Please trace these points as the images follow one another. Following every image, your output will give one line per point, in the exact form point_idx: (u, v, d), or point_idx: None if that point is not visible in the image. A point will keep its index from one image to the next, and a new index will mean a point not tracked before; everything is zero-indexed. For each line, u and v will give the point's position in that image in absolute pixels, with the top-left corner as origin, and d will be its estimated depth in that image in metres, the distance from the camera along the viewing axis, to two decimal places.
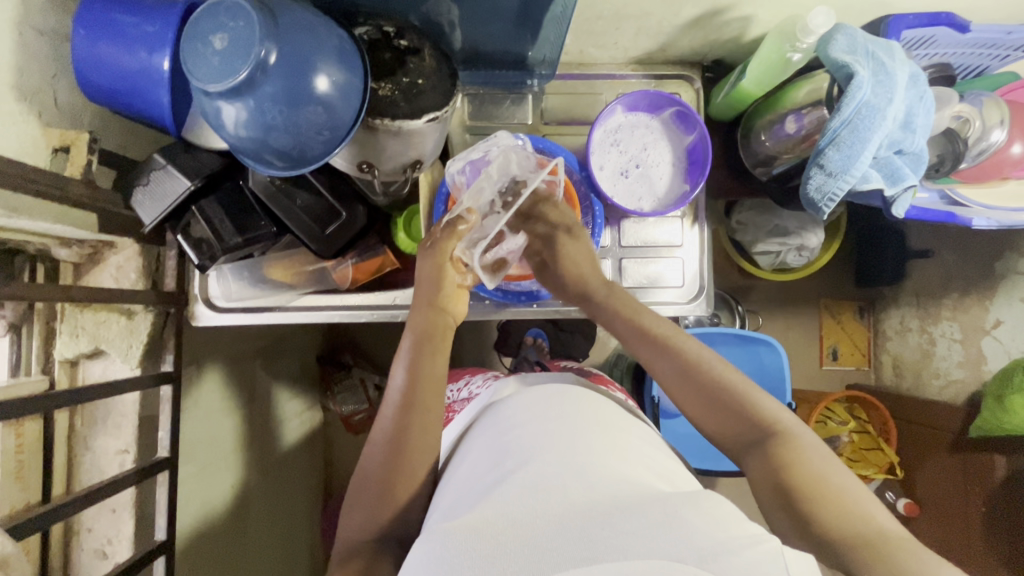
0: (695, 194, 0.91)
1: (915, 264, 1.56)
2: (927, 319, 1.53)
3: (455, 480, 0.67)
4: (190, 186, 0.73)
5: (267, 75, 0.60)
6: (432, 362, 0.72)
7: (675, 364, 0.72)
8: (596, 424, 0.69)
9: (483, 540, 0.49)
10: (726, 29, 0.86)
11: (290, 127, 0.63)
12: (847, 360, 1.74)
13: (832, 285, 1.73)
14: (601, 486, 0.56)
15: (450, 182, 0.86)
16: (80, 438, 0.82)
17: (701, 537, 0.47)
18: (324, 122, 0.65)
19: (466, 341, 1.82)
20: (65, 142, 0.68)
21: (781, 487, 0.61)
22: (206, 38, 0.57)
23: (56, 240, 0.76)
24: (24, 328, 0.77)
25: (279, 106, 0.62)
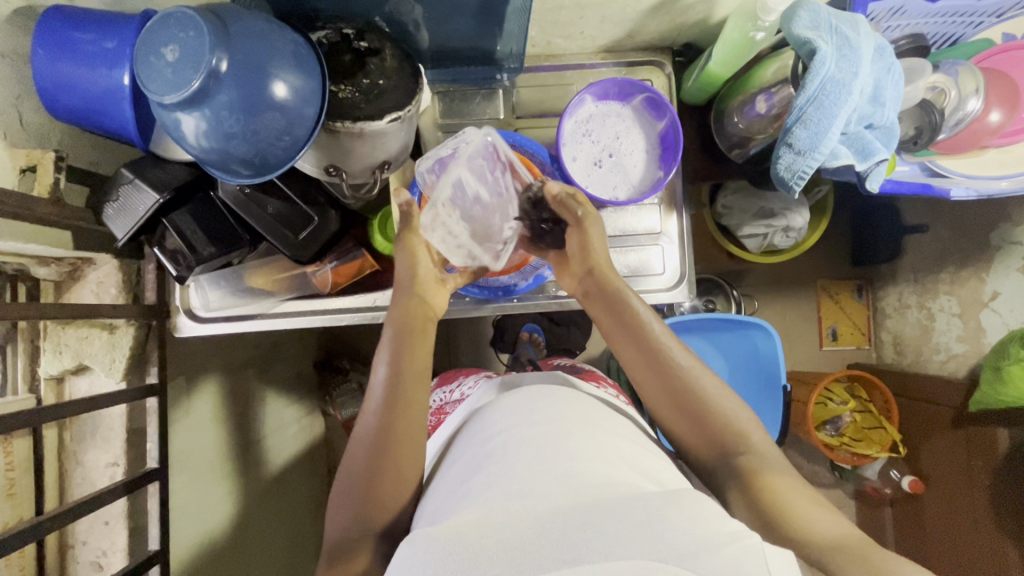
0: (669, 180, 0.90)
1: (911, 239, 1.54)
2: (925, 294, 1.52)
3: (440, 486, 0.67)
4: (158, 200, 0.73)
5: (221, 84, 0.60)
6: (412, 354, 0.73)
7: (650, 361, 0.74)
8: (582, 422, 0.69)
9: (463, 543, 0.49)
10: (691, 12, 0.86)
11: (249, 135, 0.64)
12: (847, 339, 1.73)
13: (829, 265, 1.72)
14: (584, 486, 0.56)
15: (421, 181, 0.85)
16: (71, 453, 0.83)
17: (678, 535, 0.48)
18: (285, 127, 0.65)
19: (464, 340, 1.83)
20: (32, 162, 0.68)
21: (747, 490, 0.64)
22: (159, 50, 0.57)
23: (34, 259, 0.78)
24: (8, 347, 0.80)
25: (236, 115, 0.62)
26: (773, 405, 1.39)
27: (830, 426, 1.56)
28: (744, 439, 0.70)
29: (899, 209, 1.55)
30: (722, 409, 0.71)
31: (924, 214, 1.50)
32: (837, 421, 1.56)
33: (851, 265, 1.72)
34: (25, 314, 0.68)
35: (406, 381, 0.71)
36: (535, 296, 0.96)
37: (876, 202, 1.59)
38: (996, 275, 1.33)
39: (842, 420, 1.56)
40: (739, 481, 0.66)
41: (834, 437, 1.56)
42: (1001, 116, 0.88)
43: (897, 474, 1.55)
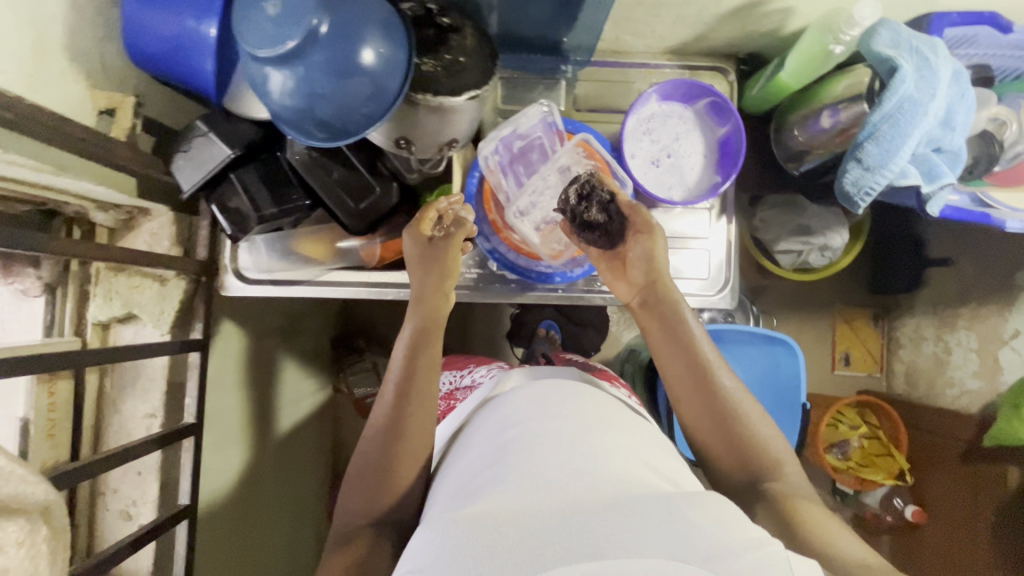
0: (726, 186, 0.91)
1: (933, 273, 1.55)
2: (943, 328, 1.53)
3: (458, 472, 0.66)
4: (230, 155, 0.73)
5: (315, 45, 0.60)
6: (432, 350, 0.75)
7: (692, 382, 0.73)
8: (601, 422, 0.68)
9: (485, 533, 0.49)
10: (766, 21, 0.86)
11: (333, 99, 0.64)
12: (859, 365, 1.74)
13: (847, 290, 1.73)
14: (604, 484, 0.55)
15: (484, 164, 0.84)
16: (110, 400, 0.83)
17: (696, 539, 0.46)
18: (370, 94, 0.65)
19: (478, 329, 1.85)
20: (111, 105, 0.69)
21: (778, 510, 0.66)
22: (260, 4, 0.58)
23: (95, 203, 0.78)
24: (58, 289, 0.81)
25: (325, 77, 0.62)
26: (790, 422, 1.38)
27: (838, 449, 1.58)
28: (773, 464, 0.71)
29: (925, 242, 1.55)
30: (755, 433, 0.72)
31: (949, 249, 1.50)
32: (843, 445, 1.58)
33: (869, 292, 1.73)
34: (89, 253, 0.69)
35: (417, 369, 0.73)
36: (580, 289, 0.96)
37: (904, 232, 1.58)
38: (1018, 313, 1.33)
39: (849, 445, 1.58)
40: (768, 502, 0.67)
41: (843, 461, 1.57)
42: None
43: (899, 501, 1.56)
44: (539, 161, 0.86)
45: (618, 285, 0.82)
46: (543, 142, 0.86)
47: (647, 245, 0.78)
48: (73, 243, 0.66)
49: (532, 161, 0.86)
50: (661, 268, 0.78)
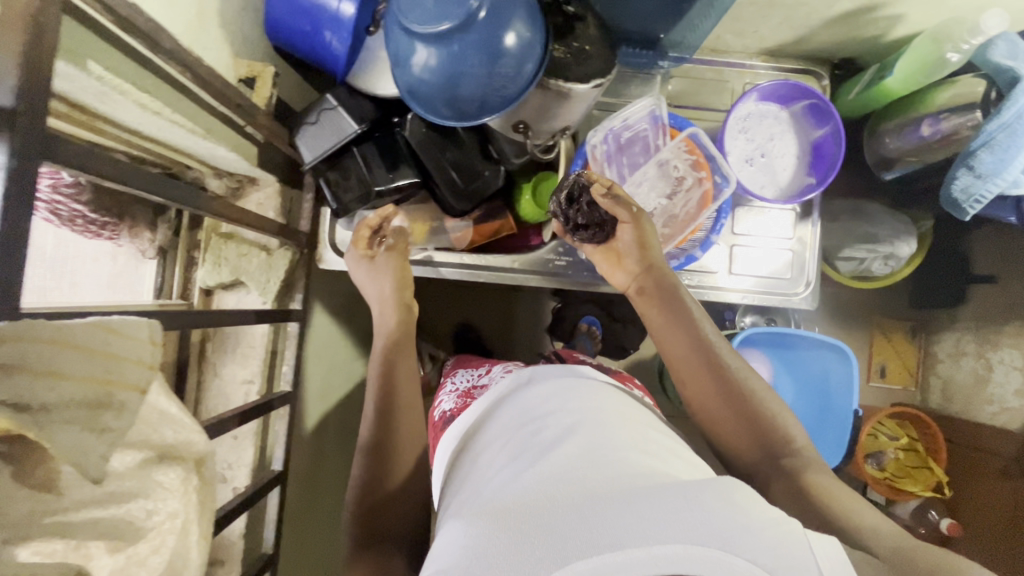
0: (819, 187, 0.92)
1: (977, 290, 1.48)
2: (984, 345, 1.47)
3: (469, 470, 0.61)
4: (358, 130, 0.76)
5: (470, 29, 0.62)
6: (406, 357, 0.75)
7: (701, 359, 0.72)
8: (618, 409, 0.62)
9: (502, 526, 0.43)
10: (871, 27, 0.87)
11: (473, 81, 0.66)
12: (895, 377, 1.69)
13: (888, 303, 1.70)
14: (621, 468, 0.50)
15: (590, 152, 0.85)
16: (211, 364, 0.85)
17: (718, 517, 0.42)
18: (509, 80, 0.67)
19: (517, 323, 1.68)
20: (252, 73, 0.70)
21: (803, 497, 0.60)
22: None
23: (212, 169, 0.80)
24: (169, 252, 0.82)
25: (471, 59, 0.64)
26: (840, 433, 1.32)
27: (873, 459, 1.51)
28: (793, 443, 0.66)
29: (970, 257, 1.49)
30: (771, 409, 0.69)
31: (993, 265, 1.44)
32: (878, 455, 1.52)
33: (910, 305, 1.68)
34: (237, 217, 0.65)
35: (398, 362, 0.74)
36: None
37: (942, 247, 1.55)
38: None
39: (884, 455, 1.51)
40: (787, 481, 0.63)
41: (878, 471, 1.51)
42: None
43: (934, 514, 1.46)
44: (642, 154, 0.89)
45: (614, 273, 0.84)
46: (647, 134, 0.87)
47: (642, 232, 0.81)
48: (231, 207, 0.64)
49: (636, 153, 0.89)
50: (654, 253, 0.80)
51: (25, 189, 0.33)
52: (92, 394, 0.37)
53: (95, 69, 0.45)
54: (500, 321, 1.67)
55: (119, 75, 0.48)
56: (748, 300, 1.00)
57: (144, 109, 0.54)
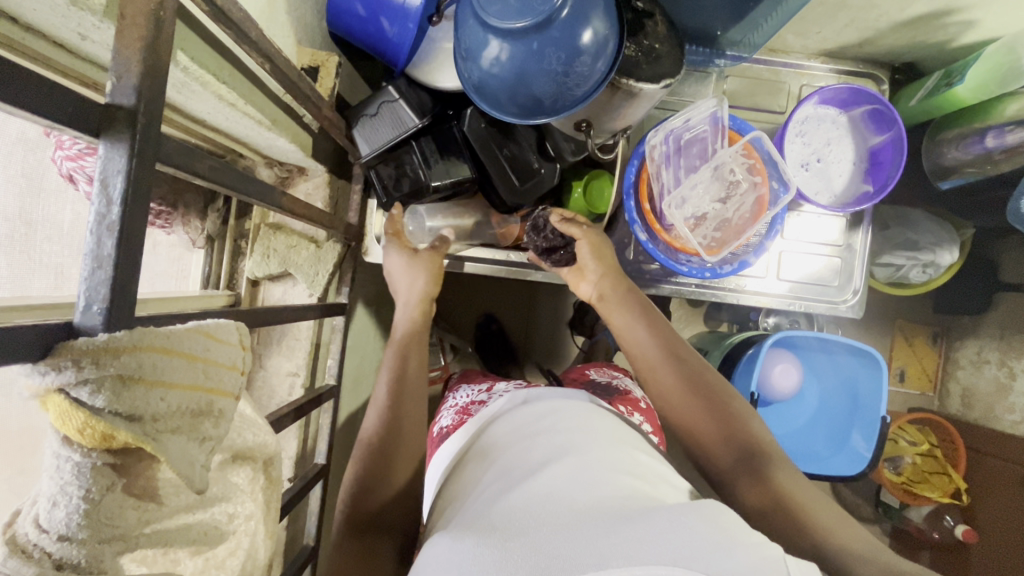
0: (876, 196, 0.90)
1: (1004, 298, 1.43)
2: (1008, 352, 1.42)
3: (458, 494, 0.60)
4: (418, 124, 0.77)
5: (549, 24, 0.60)
6: (416, 361, 0.74)
7: (661, 353, 0.75)
8: (604, 434, 0.62)
9: (488, 542, 0.43)
10: (941, 32, 0.85)
11: (546, 78, 0.63)
12: (913, 382, 1.64)
13: (909, 308, 1.64)
14: (608, 493, 0.50)
15: (648, 151, 0.84)
16: (257, 355, 0.85)
17: (701, 539, 0.42)
18: (581, 79, 0.64)
19: (540, 317, 1.65)
20: (315, 62, 0.68)
21: (769, 495, 0.60)
22: None
23: (263, 158, 0.79)
24: (217, 241, 0.81)
25: (546, 56, 0.62)
26: (868, 436, 1.28)
27: (889, 463, 1.51)
28: (759, 442, 0.66)
29: (998, 265, 1.43)
30: (732, 405, 0.70)
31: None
32: (897, 460, 1.51)
33: (933, 310, 1.62)
34: (303, 213, 0.64)
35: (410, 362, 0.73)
36: (715, 286, 0.96)
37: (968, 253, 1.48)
38: None
39: (902, 460, 1.50)
40: (757, 483, 0.62)
41: (895, 476, 1.50)
42: None
43: (949, 520, 1.46)
44: (700, 157, 0.87)
45: (576, 281, 0.85)
46: (705, 135, 0.86)
47: (597, 249, 0.83)
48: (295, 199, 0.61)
49: (694, 155, 0.87)
50: (608, 260, 0.83)
51: (143, 191, 0.32)
52: (195, 403, 0.36)
53: (182, 60, 0.44)
54: (523, 314, 1.65)
55: (202, 66, 0.47)
56: (793, 307, 0.99)
57: (220, 100, 0.53)
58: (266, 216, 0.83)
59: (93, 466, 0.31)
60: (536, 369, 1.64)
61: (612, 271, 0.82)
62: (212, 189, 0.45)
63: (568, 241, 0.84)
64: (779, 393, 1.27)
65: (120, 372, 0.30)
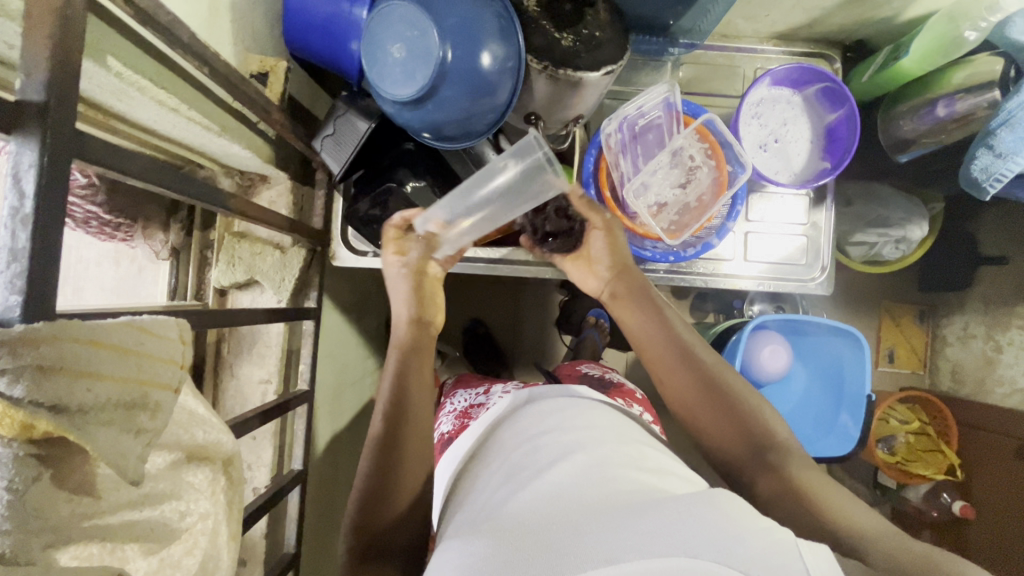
0: (835, 171, 0.91)
1: (985, 272, 1.44)
2: (994, 326, 1.42)
3: (468, 495, 0.60)
4: (371, 126, 0.74)
5: (445, 81, 0.63)
6: (420, 371, 0.71)
7: (675, 352, 0.75)
8: (611, 432, 0.63)
9: (502, 543, 0.44)
10: (885, 8, 0.87)
11: (460, 119, 0.67)
12: (903, 362, 1.64)
13: (894, 288, 1.64)
14: (618, 490, 0.50)
15: (603, 141, 0.84)
16: (227, 365, 0.85)
17: (715, 527, 0.42)
18: (489, 107, 0.68)
19: (528, 317, 1.65)
20: (264, 68, 0.68)
21: (780, 484, 0.61)
22: (385, 47, 0.61)
23: (223, 168, 0.79)
24: (182, 252, 0.82)
25: (453, 106, 0.65)
26: (856, 416, 1.29)
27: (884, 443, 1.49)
28: (771, 436, 0.67)
29: (978, 239, 1.44)
30: (745, 402, 0.71)
31: (1005, 246, 1.39)
32: (890, 440, 1.49)
33: (917, 289, 1.63)
34: (255, 214, 0.65)
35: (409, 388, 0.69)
36: (684, 271, 0.97)
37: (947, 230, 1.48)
38: None
39: (895, 439, 1.49)
40: (772, 474, 0.63)
41: (889, 456, 1.49)
42: None
43: (947, 497, 1.44)
44: (655, 145, 0.88)
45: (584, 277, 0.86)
46: (660, 123, 0.86)
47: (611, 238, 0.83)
48: (248, 203, 0.63)
49: (648, 143, 0.88)
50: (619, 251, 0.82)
51: (57, 186, 0.33)
52: (129, 395, 0.36)
53: (114, 65, 0.45)
54: (508, 315, 1.65)
55: (135, 71, 0.48)
56: (764, 288, 0.99)
57: (161, 106, 0.53)
58: (231, 224, 0.83)
59: (15, 456, 0.31)
60: (525, 370, 1.64)
61: (624, 271, 0.82)
62: (147, 189, 0.45)
63: (574, 221, 0.85)
64: (771, 373, 1.27)
65: (37, 363, 0.31)
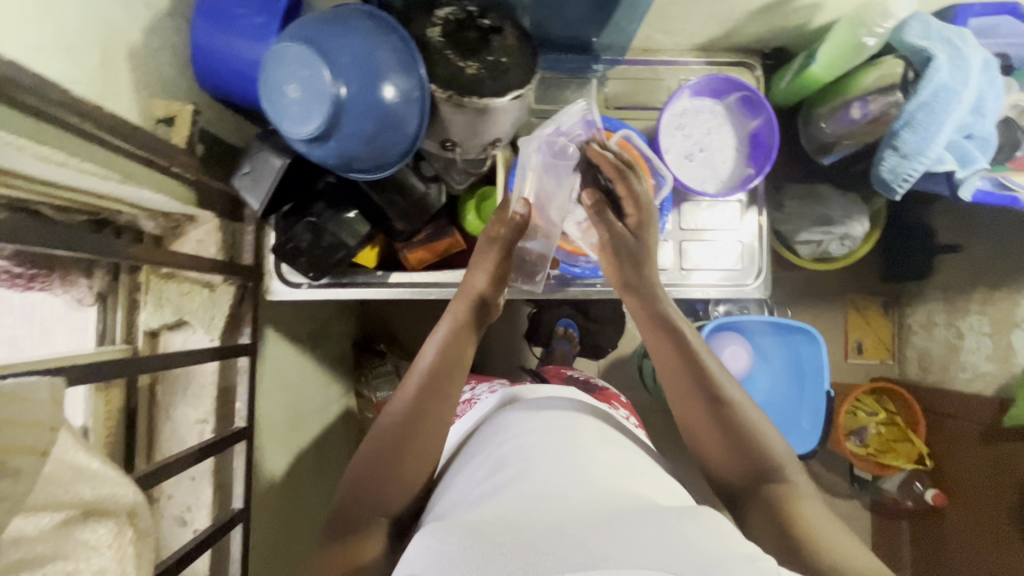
0: (759, 177, 0.93)
1: (942, 260, 1.44)
2: (955, 313, 1.42)
3: (462, 499, 0.62)
4: (284, 162, 0.75)
5: (344, 117, 0.64)
6: (455, 366, 0.73)
7: (692, 375, 0.72)
8: (603, 450, 0.66)
9: (484, 539, 0.46)
10: (795, 16, 0.88)
11: (368, 153, 0.68)
12: (871, 353, 1.65)
13: (857, 280, 1.65)
14: (599, 501, 0.53)
15: (524, 163, 0.86)
16: (162, 407, 0.84)
17: (694, 548, 0.44)
18: (395, 138, 0.69)
19: (496, 331, 1.65)
20: (169, 113, 0.70)
21: (774, 513, 0.64)
22: (281, 88, 0.62)
23: (145, 211, 0.78)
24: (109, 298, 0.81)
25: (357, 140, 0.66)
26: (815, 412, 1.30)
27: (856, 436, 1.49)
28: (778, 467, 0.68)
29: (932, 228, 1.45)
30: (755, 430, 0.70)
31: (958, 234, 1.40)
32: (861, 432, 1.50)
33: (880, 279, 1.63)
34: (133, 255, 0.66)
35: (433, 396, 0.70)
36: None
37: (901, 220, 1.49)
38: None
39: (866, 431, 1.50)
40: (772, 508, 0.65)
41: (861, 448, 1.48)
42: None
43: (919, 485, 1.43)
44: None
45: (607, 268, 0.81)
46: None
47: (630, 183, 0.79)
48: (150, 251, 0.68)
49: None
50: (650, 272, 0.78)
51: None
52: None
53: None
54: None
55: (14, 132, 0.48)
56: (701, 295, 1.01)
57: (50, 162, 0.54)
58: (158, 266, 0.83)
59: None
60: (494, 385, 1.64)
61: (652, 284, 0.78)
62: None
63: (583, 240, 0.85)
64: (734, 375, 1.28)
65: None
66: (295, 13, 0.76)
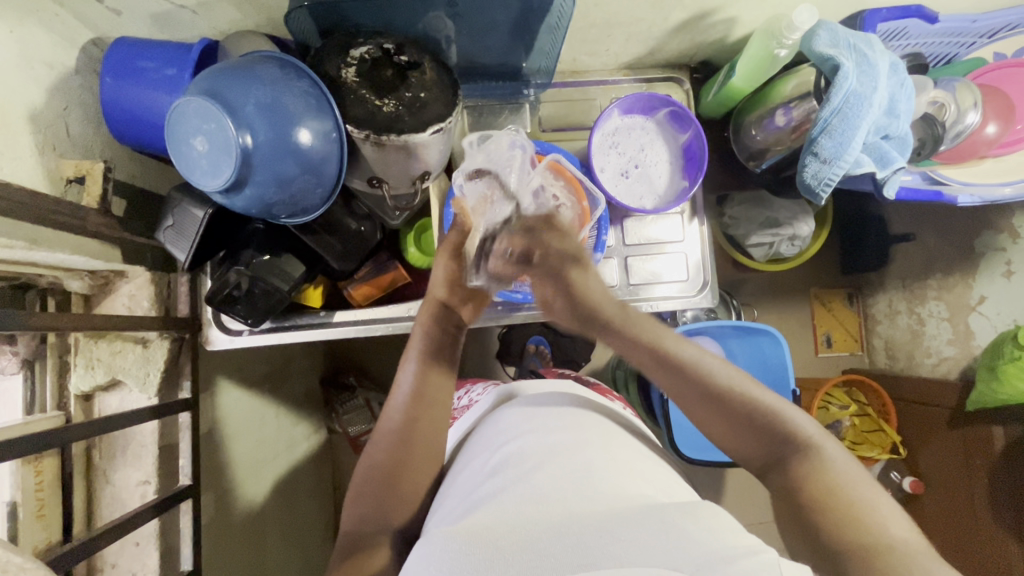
0: (693, 189, 0.94)
1: (897, 249, 1.42)
2: (914, 300, 1.39)
3: (456, 500, 0.61)
4: (205, 213, 0.73)
5: (253, 166, 0.63)
6: (440, 359, 0.74)
7: (662, 360, 0.70)
8: (595, 434, 0.65)
9: (486, 548, 0.45)
10: (712, 31, 0.91)
11: (286, 200, 0.68)
12: (841, 346, 1.55)
13: (819, 274, 1.54)
14: (600, 496, 0.52)
15: (458, 194, 0.86)
16: (99, 471, 0.81)
17: (698, 544, 0.44)
18: (313, 182, 0.68)
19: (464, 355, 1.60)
20: (79, 172, 0.69)
21: (794, 487, 0.60)
22: (188, 141, 0.61)
23: (68, 271, 0.75)
24: (37, 363, 0.76)
25: (270, 189, 0.65)
26: None
27: (831, 432, 1.39)
28: (798, 437, 0.63)
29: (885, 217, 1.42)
30: (766, 410, 0.65)
31: (911, 222, 1.39)
32: (836, 426, 1.40)
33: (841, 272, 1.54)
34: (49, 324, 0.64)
35: (421, 411, 0.70)
36: None
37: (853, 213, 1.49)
38: (983, 279, 1.24)
39: (841, 425, 1.40)
40: (788, 477, 0.61)
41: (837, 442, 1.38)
42: (996, 128, 0.94)
43: (896, 475, 1.38)
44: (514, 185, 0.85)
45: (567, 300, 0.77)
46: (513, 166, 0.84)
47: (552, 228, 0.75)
48: (67, 318, 0.67)
49: None
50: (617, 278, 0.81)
51: None
52: None
53: None
54: None
55: None
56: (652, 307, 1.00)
57: None
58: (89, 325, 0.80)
59: None
60: None
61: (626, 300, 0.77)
62: None
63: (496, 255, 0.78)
64: None
65: None
66: (208, 63, 0.75)
